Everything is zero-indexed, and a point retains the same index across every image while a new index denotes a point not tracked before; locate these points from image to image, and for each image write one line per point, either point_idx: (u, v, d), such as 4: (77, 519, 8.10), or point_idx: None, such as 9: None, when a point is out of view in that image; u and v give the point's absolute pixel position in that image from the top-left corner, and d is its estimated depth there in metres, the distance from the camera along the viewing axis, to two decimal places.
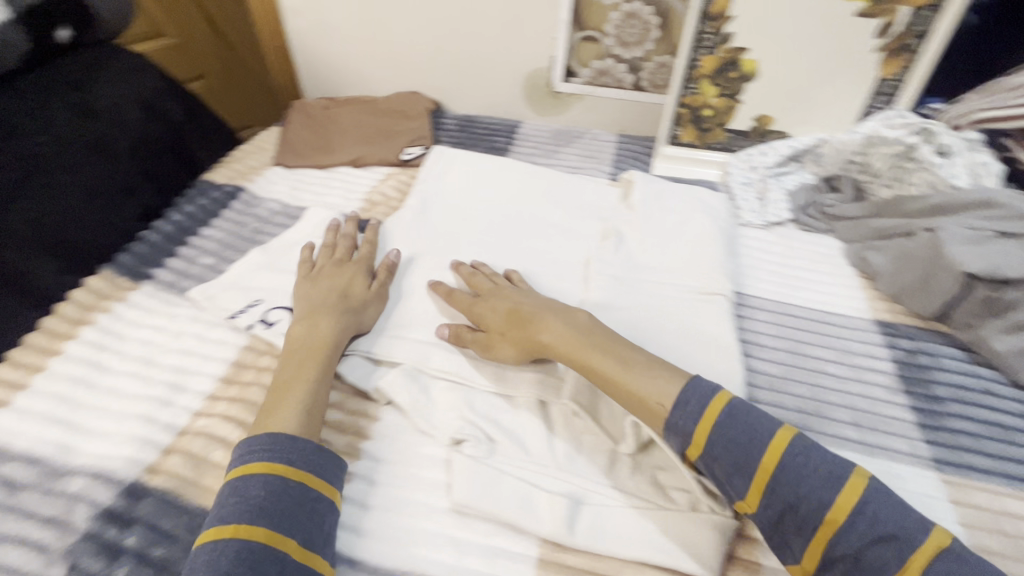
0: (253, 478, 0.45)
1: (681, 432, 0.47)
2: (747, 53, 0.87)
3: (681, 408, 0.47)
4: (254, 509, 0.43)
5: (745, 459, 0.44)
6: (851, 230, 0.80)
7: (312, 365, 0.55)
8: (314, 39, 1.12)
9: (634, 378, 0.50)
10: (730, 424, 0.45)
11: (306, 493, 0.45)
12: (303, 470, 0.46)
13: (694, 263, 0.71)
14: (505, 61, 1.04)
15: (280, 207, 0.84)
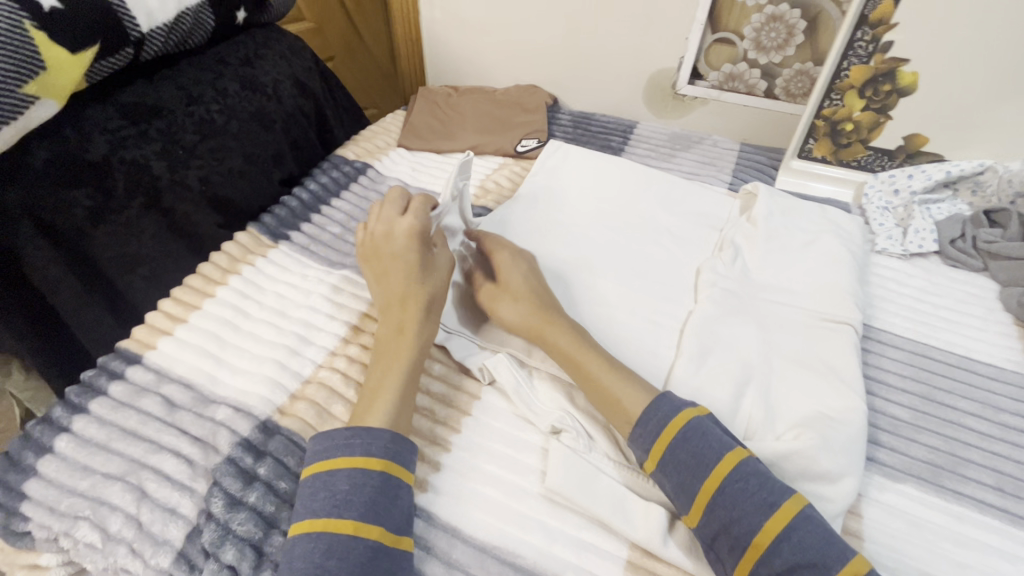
0: (335, 471, 0.46)
1: (638, 446, 0.50)
2: (907, 64, 0.80)
3: (642, 424, 0.50)
4: (343, 503, 0.44)
5: (690, 480, 0.46)
6: (1010, 272, 0.71)
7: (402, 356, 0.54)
8: (444, 30, 1.17)
9: (614, 385, 0.53)
10: (682, 444, 0.47)
11: (389, 481, 0.46)
12: (381, 459, 0.46)
13: (820, 287, 0.68)
14: (629, 60, 1.03)
15: (401, 186, 0.90)
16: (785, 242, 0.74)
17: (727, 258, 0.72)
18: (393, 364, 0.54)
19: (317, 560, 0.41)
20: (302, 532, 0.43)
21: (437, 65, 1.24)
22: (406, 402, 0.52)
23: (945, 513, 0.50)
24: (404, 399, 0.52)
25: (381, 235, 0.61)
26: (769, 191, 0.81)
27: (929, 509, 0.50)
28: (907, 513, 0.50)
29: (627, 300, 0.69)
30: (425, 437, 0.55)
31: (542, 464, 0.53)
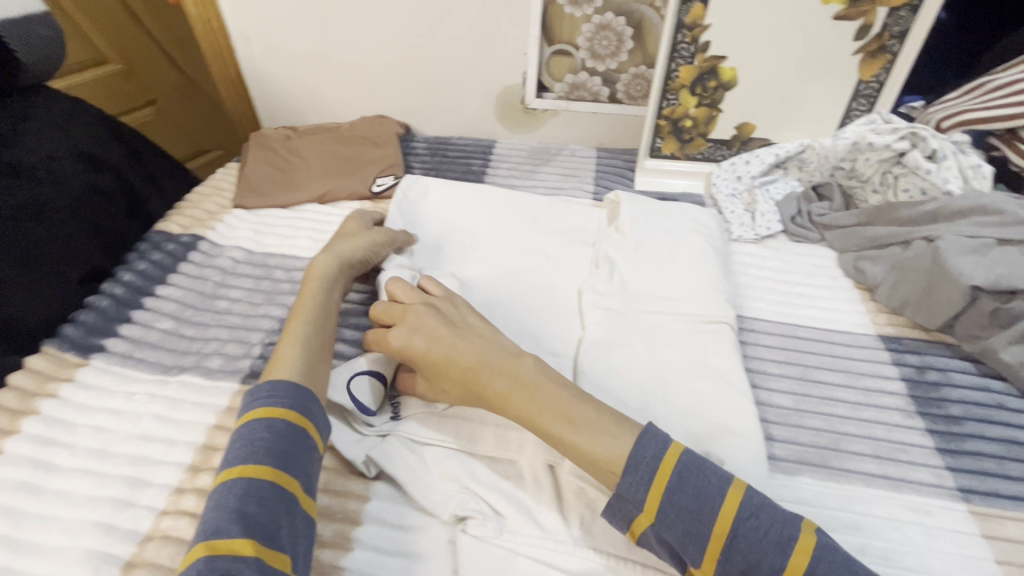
0: (260, 423, 0.45)
1: (629, 500, 0.43)
2: (725, 60, 0.85)
3: (631, 472, 0.43)
4: (264, 450, 0.43)
5: (698, 526, 0.41)
6: (844, 240, 0.78)
7: (315, 295, 0.59)
8: (269, 65, 1.05)
9: (583, 439, 0.45)
10: (680, 488, 0.42)
11: (306, 438, 0.46)
12: (302, 413, 0.47)
13: (694, 288, 0.69)
14: (474, 81, 1.00)
15: (244, 255, 0.78)
16: (651, 250, 0.75)
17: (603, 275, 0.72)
18: (302, 303, 0.58)
19: (232, 506, 0.40)
20: (216, 482, 0.42)
21: (269, 104, 1.11)
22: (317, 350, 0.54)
23: (839, 495, 0.52)
24: (312, 344, 0.54)
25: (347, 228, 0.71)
26: (628, 198, 0.82)
27: (825, 495, 0.52)
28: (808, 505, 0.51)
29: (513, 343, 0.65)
30: None
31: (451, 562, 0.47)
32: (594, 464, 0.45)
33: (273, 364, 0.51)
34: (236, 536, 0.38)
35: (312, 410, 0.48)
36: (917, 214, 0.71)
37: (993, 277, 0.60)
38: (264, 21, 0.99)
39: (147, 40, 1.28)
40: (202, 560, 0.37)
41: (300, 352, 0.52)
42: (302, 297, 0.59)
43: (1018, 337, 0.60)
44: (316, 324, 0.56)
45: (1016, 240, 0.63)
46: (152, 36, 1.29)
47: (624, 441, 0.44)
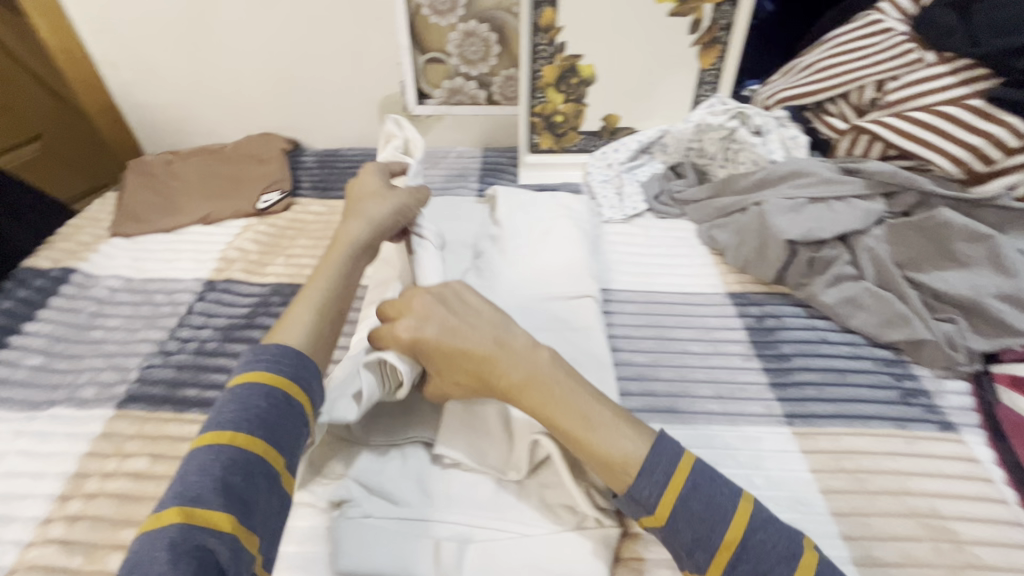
0: (258, 389, 0.46)
1: (643, 502, 0.44)
2: (582, 59, 0.92)
3: (647, 475, 0.44)
4: (258, 420, 0.44)
5: (708, 534, 0.42)
6: (699, 212, 0.86)
7: (339, 259, 0.60)
8: (143, 91, 1.04)
9: (600, 438, 0.46)
10: (694, 495, 0.44)
11: (302, 414, 0.46)
12: (300, 385, 0.47)
13: (564, 267, 0.75)
14: (355, 92, 1.03)
15: (122, 283, 0.77)
16: (524, 237, 0.80)
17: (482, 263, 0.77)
18: (328, 266, 0.59)
19: (215, 474, 0.40)
20: (203, 443, 0.42)
21: (149, 131, 1.09)
22: (322, 323, 0.53)
23: (685, 435, 0.59)
24: (322, 317, 0.54)
25: (359, 188, 0.68)
26: (505, 192, 0.88)
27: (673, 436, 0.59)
28: None
29: None
30: None
31: (329, 545, 0.50)
32: (599, 464, 0.46)
33: (280, 326, 0.52)
34: (214, 507, 0.39)
35: (307, 382, 0.48)
36: (750, 183, 0.80)
37: (805, 231, 0.70)
38: (131, 46, 0.97)
39: (18, 69, 1.22)
40: (177, 528, 0.38)
41: (310, 321, 0.52)
42: (328, 259, 0.60)
43: (831, 280, 0.71)
44: (322, 298, 0.55)
45: (823, 198, 0.72)
46: (24, 64, 1.23)
47: (639, 442, 0.46)
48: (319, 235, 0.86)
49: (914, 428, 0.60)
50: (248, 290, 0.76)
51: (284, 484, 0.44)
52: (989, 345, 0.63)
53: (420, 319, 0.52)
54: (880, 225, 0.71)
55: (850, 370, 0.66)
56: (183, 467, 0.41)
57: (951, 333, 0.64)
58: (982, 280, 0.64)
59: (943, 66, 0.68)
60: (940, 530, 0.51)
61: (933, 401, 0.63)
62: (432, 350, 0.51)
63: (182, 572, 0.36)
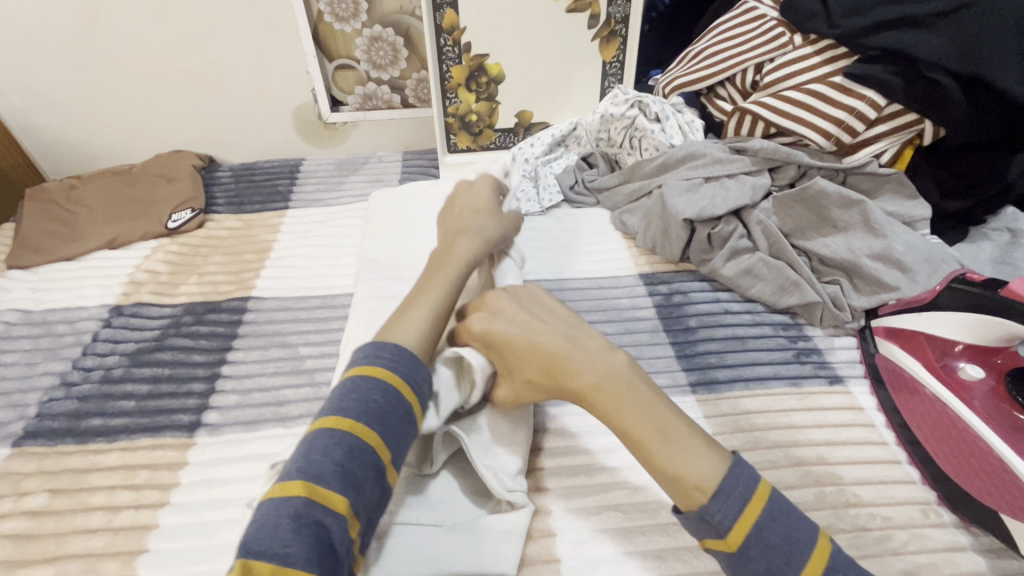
0: (376, 381, 0.46)
1: (714, 524, 0.41)
2: (489, 58, 0.94)
3: (721, 497, 0.41)
4: (376, 413, 0.44)
5: (782, 566, 0.39)
6: (612, 199, 0.89)
7: (457, 267, 0.59)
8: (37, 116, 0.99)
9: (671, 451, 0.44)
10: (769, 525, 0.40)
11: (411, 415, 0.46)
12: (410, 386, 0.47)
13: None
14: (266, 103, 1.01)
15: (18, 317, 0.73)
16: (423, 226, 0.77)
17: (383, 261, 0.73)
18: (437, 275, 0.58)
19: (337, 458, 0.41)
20: (322, 426, 0.43)
21: (49, 156, 1.04)
22: (436, 326, 0.53)
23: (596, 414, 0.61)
24: (435, 323, 0.54)
25: (468, 198, 0.69)
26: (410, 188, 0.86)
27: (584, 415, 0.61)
28: (572, 426, 0.60)
29: (313, 347, 0.69)
30: None
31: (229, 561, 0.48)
32: (669, 480, 0.44)
33: (399, 321, 0.52)
34: (334, 490, 0.40)
35: (420, 384, 0.48)
36: (653, 167, 0.84)
37: (701, 208, 0.74)
38: (16, 68, 0.93)
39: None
40: (301, 501, 0.38)
41: (426, 323, 0.52)
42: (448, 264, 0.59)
43: (729, 254, 0.75)
44: (441, 303, 0.55)
45: (716, 177, 0.77)
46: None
47: (715, 462, 0.43)
48: (233, 250, 0.85)
49: (805, 384, 0.64)
50: (158, 312, 0.74)
51: (389, 478, 0.44)
52: (869, 302, 0.68)
53: (496, 317, 0.53)
54: (768, 199, 0.76)
55: (750, 336, 0.70)
56: (306, 443, 0.42)
57: (836, 294, 0.70)
58: (857, 242, 0.69)
59: (809, 47, 0.73)
60: (826, 475, 0.55)
61: (824, 358, 0.68)
62: (506, 346, 0.51)
63: (302, 548, 0.36)
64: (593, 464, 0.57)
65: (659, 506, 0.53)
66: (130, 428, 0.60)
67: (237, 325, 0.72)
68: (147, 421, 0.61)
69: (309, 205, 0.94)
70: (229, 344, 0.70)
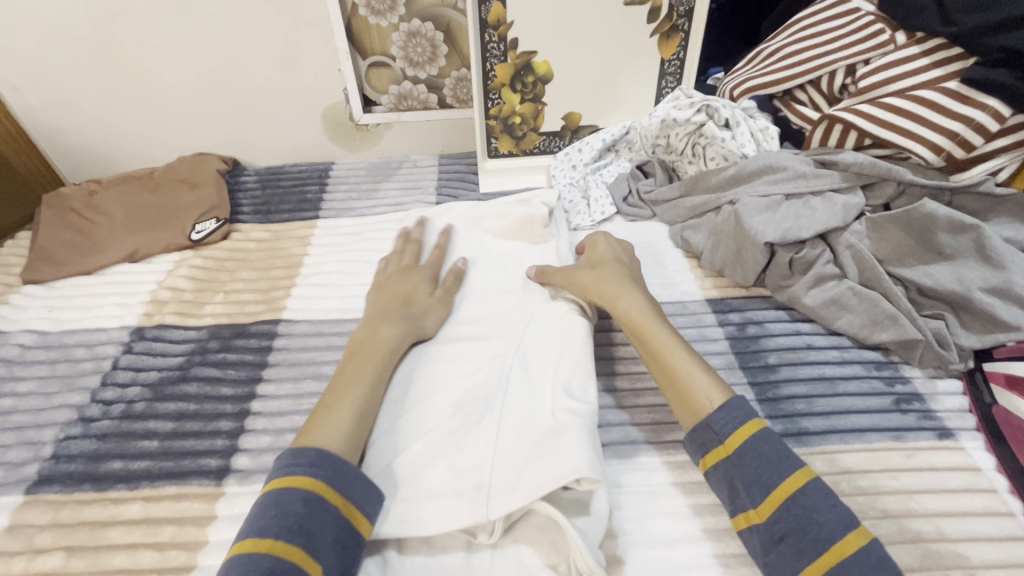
0: (309, 494, 0.44)
1: (717, 432, 0.49)
2: (537, 55, 0.86)
3: (726, 412, 0.49)
4: (296, 526, 0.41)
5: (770, 475, 0.45)
6: (670, 212, 0.81)
7: (384, 359, 0.56)
8: (55, 116, 0.93)
9: (688, 369, 0.54)
10: (766, 441, 0.47)
11: (340, 519, 0.43)
12: (337, 488, 0.44)
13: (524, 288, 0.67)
14: (295, 103, 0.94)
15: (35, 338, 0.68)
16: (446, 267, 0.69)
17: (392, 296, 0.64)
18: (364, 367, 0.54)
19: None
20: (240, 551, 0.40)
21: (68, 159, 0.99)
22: (361, 421, 0.50)
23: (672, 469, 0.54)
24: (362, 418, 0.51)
25: (400, 266, 0.69)
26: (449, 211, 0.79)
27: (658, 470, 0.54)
28: (645, 485, 0.53)
29: None
30: None
31: None
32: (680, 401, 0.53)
33: (320, 422, 0.49)
34: None
35: (348, 482, 0.45)
36: (721, 180, 0.75)
37: (783, 231, 0.66)
38: (33, 66, 0.87)
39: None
40: None
41: (349, 422, 0.49)
42: (370, 357, 0.56)
43: (814, 281, 0.67)
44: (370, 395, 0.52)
45: (799, 193, 0.68)
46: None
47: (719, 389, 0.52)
48: (262, 265, 0.79)
49: (910, 439, 0.56)
50: (182, 335, 0.68)
51: None
52: (981, 342, 0.59)
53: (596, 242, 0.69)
54: (860, 219, 0.67)
55: (839, 377, 0.62)
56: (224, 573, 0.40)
57: (940, 331, 0.61)
58: (968, 272, 0.60)
59: (915, 46, 0.64)
60: (948, 554, 0.47)
61: (928, 405, 0.59)
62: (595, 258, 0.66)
63: None
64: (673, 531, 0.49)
65: None
66: (153, 473, 0.54)
67: (267, 353, 0.66)
68: (171, 465, 0.55)
69: (340, 215, 0.87)
70: (259, 375, 0.63)
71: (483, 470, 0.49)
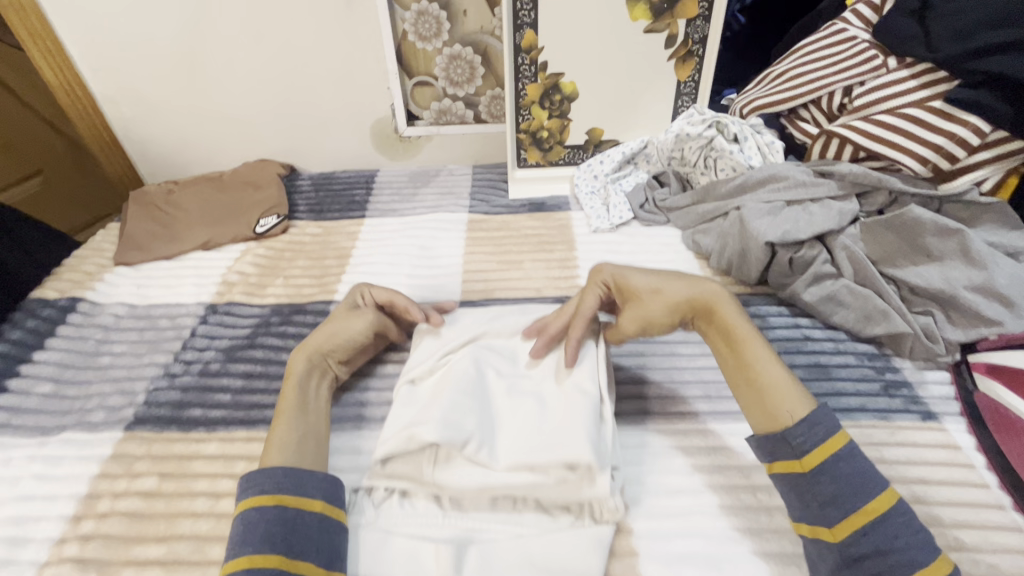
0: (249, 511, 0.48)
1: (793, 446, 0.49)
2: (564, 77, 0.96)
3: (806, 426, 0.49)
4: (242, 541, 0.46)
5: (851, 495, 0.46)
6: (683, 218, 0.89)
7: (292, 396, 0.58)
8: (142, 124, 1.07)
9: (762, 385, 0.52)
10: (847, 461, 0.47)
11: (285, 513, 0.48)
12: (265, 494, 0.48)
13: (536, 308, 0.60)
14: (347, 116, 1.06)
15: (127, 309, 0.79)
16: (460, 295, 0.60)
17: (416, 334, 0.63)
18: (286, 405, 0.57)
19: None
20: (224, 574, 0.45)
21: (150, 162, 1.13)
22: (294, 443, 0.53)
23: (673, 435, 0.60)
24: (304, 434, 0.55)
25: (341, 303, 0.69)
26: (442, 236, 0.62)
27: (664, 436, 0.60)
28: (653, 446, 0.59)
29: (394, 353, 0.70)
30: None
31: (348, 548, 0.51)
32: (757, 406, 0.52)
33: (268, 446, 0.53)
34: None
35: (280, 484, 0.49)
36: (730, 189, 0.83)
37: (783, 233, 0.73)
38: (129, 82, 1.01)
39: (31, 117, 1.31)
40: None
41: (293, 444, 0.53)
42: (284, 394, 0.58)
43: (812, 279, 0.73)
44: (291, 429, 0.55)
45: (799, 201, 0.76)
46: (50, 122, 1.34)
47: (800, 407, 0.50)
48: (316, 255, 0.89)
49: (896, 418, 0.62)
50: (248, 311, 0.78)
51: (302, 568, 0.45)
52: (966, 336, 0.65)
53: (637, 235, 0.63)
54: (855, 224, 0.74)
55: (834, 365, 0.68)
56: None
57: (929, 326, 0.67)
58: (954, 273, 0.66)
59: (905, 70, 0.72)
60: (922, 515, 0.53)
61: (916, 392, 0.65)
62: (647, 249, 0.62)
63: None
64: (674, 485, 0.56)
65: (747, 532, 0.52)
66: (227, 420, 0.64)
67: None
68: (241, 414, 0.64)
69: (384, 215, 0.97)
70: None
71: (510, 435, 0.51)
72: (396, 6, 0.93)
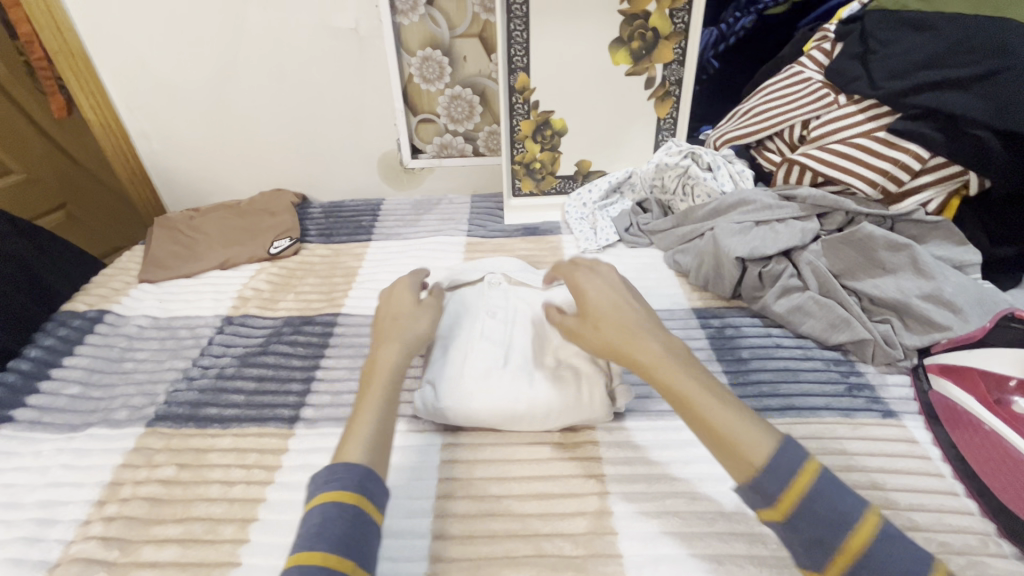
0: (327, 503, 0.43)
1: (758, 492, 0.43)
2: (555, 114, 1.06)
3: (764, 470, 0.43)
4: (315, 534, 0.41)
5: (828, 540, 0.41)
6: (663, 240, 0.96)
7: (377, 390, 0.54)
8: (168, 157, 1.17)
9: (721, 431, 0.45)
10: (820, 504, 0.41)
11: (359, 514, 0.43)
12: (352, 491, 0.44)
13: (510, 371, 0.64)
14: (356, 150, 1.16)
15: (149, 321, 0.86)
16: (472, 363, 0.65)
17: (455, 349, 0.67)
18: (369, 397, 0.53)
19: None
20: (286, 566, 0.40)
21: (174, 191, 1.22)
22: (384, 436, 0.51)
23: (652, 429, 0.65)
24: (385, 433, 0.51)
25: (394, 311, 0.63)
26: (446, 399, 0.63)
27: (643, 431, 0.65)
28: (633, 440, 0.64)
29: None
30: (207, 564, 0.53)
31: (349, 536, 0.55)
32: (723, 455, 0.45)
33: (347, 441, 0.49)
34: None
35: (367, 487, 0.45)
36: (705, 212, 0.90)
37: (751, 249, 0.80)
38: (159, 118, 1.12)
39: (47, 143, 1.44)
40: None
41: (372, 439, 0.49)
42: (364, 389, 0.54)
43: (781, 291, 0.79)
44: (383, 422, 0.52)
45: (766, 221, 0.83)
46: (61, 146, 1.48)
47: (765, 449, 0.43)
48: (325, 274, 0.96)
49: (856, 416, 0.67)
50: (262, 323, 0.85)
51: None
52: (921, 341, 0.70)
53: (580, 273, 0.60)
54: (817, 242, 0.81)
55: (802, 368, 0.73)
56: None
57: (887, 332, 0.72)
58: (907, 283, 0.73)
59: (853, 106, 0.81)
60: (880, 498, 0.57)
61: (877, 393, 0.70)
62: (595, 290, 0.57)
63: None
64: (652, 473, 0.60)
65: (717, 514, 0.56)
66: (240, 417, 0.69)
67: (328, 336, 0.81)
68: (254, 412, 0.69)
69: (388, 238, 1.05)
70: (321, 353, 0.78)
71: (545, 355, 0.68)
72: (404, 54, 1.04)
